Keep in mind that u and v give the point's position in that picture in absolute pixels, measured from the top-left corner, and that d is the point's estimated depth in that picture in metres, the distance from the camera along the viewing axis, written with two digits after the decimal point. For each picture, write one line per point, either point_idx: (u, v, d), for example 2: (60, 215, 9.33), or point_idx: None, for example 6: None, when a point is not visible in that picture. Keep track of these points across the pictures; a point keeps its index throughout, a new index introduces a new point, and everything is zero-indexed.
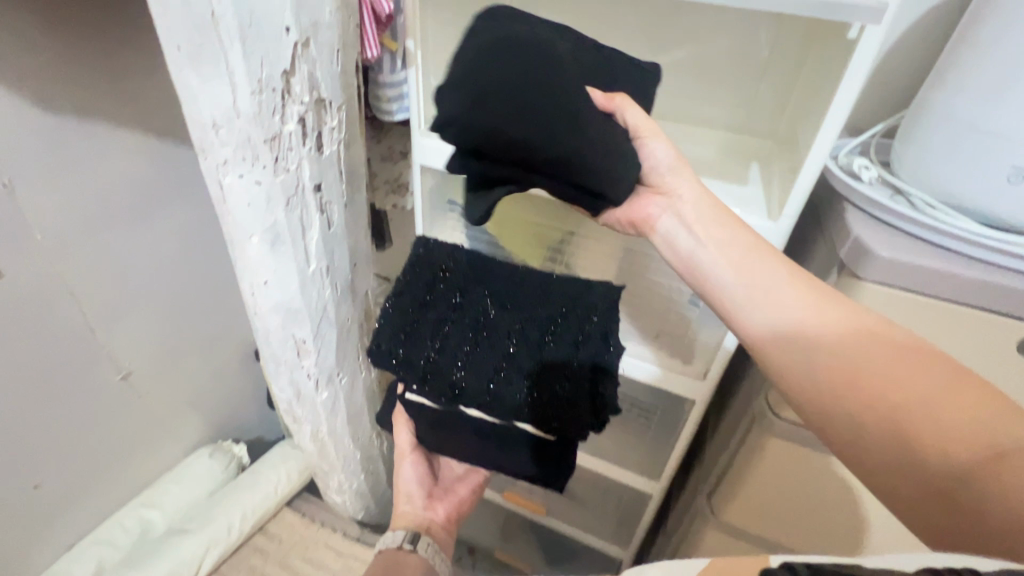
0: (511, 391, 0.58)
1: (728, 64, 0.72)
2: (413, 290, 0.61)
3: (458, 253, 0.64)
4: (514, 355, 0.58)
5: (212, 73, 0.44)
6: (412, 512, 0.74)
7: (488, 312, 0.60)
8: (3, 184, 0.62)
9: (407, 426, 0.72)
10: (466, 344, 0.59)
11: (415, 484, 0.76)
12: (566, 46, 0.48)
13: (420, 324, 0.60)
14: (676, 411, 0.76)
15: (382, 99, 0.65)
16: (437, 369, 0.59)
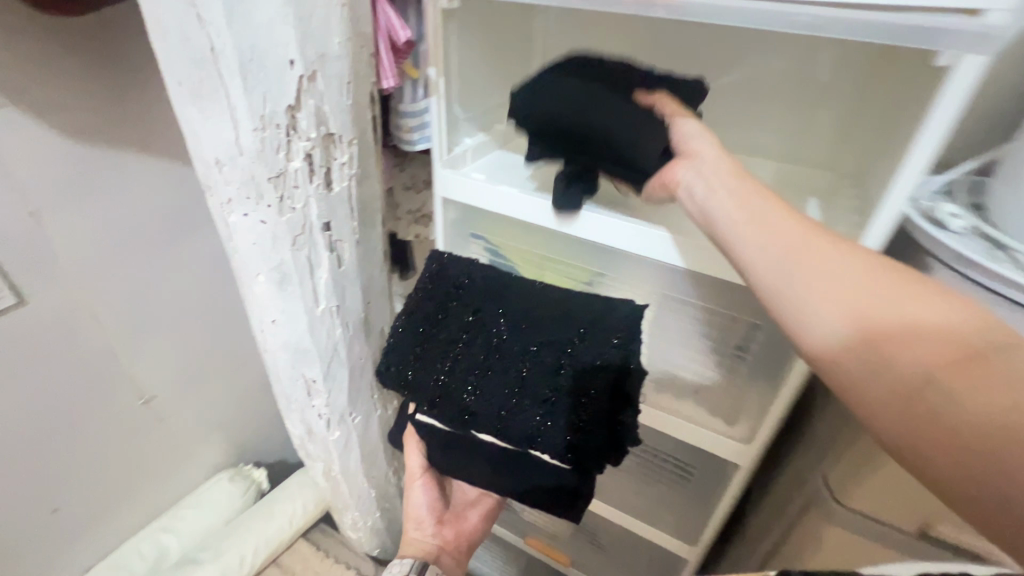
0: (523, 418, 0.51)
1: (781, 89, 0.65)
2: (426, 307, 0.58)
3: (475, 270, 0.59)
4: (527, 378, 0.53)
5: (213, 110, 0.41)
6: (421, 541, 0.67)
7: (501, 331, 0.55)
8: (30, 213, 0.62)
9: (418, 449, 0.66)
10: (476, 368, 0.54)
11: (425, 509, 0.69)
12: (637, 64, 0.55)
13: (431, 344, 0.57)
14: (717, 472, 0.68)
15: (403, 128, 0.62)
16: (448, 391, 0.54)
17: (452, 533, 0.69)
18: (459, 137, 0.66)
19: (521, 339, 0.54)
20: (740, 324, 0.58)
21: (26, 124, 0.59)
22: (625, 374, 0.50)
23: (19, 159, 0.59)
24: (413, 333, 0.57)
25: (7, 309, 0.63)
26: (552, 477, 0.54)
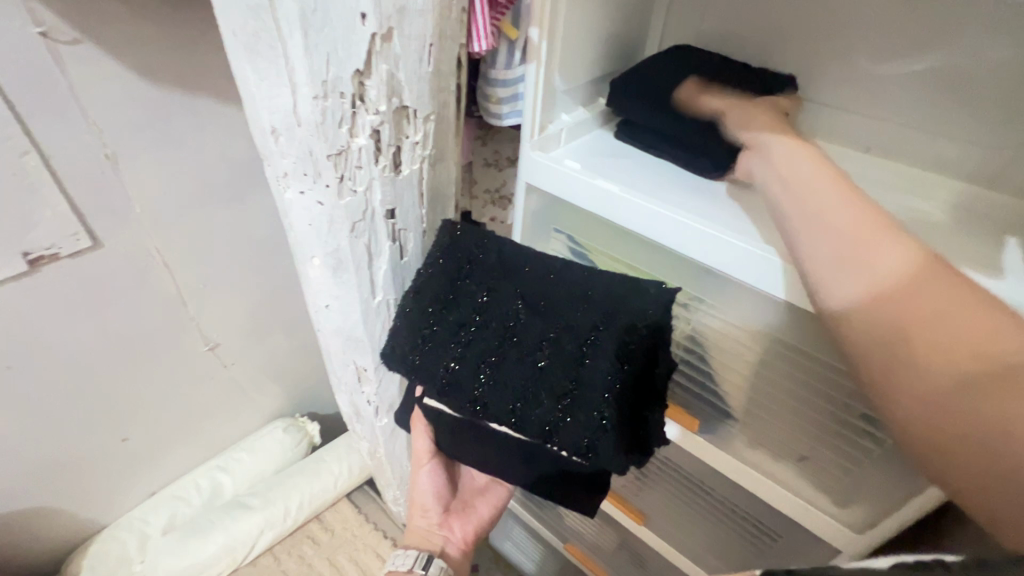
0: (541, 415, 0.41)
1: (997, 86, 0.49)
2: (432, 284, 0.45)
3: (490, 239, 0.46)
4: (544, 369, 0.42)
5: (270, 69, 0.34)
6: (425, 533, 0.56)
7: (518, 312, 0.43)
8: (107, 154, 0.60)
9: (426, 432, 0.53)
10: (490, 358, 0.43)
11: (431, 496, 0.57)
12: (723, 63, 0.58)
13: (439, 326, 0.44)
14: (807, 550, 0.58)
15: (492, 98, 0.52)
16: (457, 381, 0.43)
17: (460, 525, 0.58)
18: (556, 113, 0.56)
19: (541, 323, 0.42)
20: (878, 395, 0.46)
21: (104, 61, 0.56)
22: (652, 366, 0.41)
23: (96, 98, 0.57)
24: (417, 305, 0.45)
25: (82, 250, 0.63)
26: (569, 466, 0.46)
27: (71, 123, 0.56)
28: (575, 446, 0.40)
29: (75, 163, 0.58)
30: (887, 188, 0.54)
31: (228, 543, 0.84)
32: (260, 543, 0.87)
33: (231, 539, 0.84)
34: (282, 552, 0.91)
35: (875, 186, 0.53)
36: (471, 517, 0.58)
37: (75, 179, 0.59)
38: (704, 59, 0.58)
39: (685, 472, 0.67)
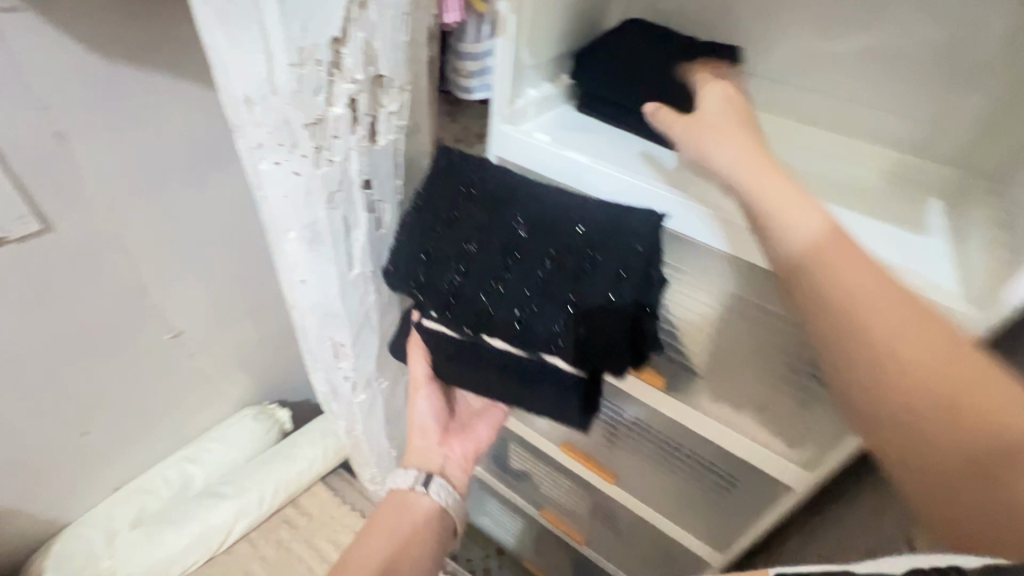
0: (544, 322, 0.43)
1: (924, 63, 0.54)
2: (436, 205, 0.47)
3: (488, 170, 0.48)
4: (545, 282, 0.44)
5: (244, 36, 0.34)
6: (426, 452, 0.58)
7: (518, 234, 0.46)
8: (54, 131, 0.57)
9: (423, 356, 0.55)
10: (491, 275, 0.45)
11: (429, 418, 0.59)
12: (678, 39, 0.61)
13: (443, 244, 0.46)
14: (762, 492, 0.63)
15: (460, 72, 0.54)
16: (462, 295, 0.45)
17: (458, 445, 0.60)
18: (523, 88, 0.57)
19: (542, 242, 0.45)
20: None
21: (47, 32, 0.53)
22: (647, 282, 0.43)
23: (39, 71, 0.54)
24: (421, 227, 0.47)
25: (31, 234, 0.60)
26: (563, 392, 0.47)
27: (13, 97, 0.53)
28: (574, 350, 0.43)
29: (20, 141, 0.55)
30: (830, 156, 0.58)
31: (202, 532, 0.83)
32: (236, 530, 0.86)
33: (205, 528, 0.83)
34: (259, 538, 0.90)
35: (820, 157, 0.58)
36: (469, 437, 0.61)
37: (21, 158, 0.56)
38: (662, 36, 0.62)
39: (650, 429, 0.72)
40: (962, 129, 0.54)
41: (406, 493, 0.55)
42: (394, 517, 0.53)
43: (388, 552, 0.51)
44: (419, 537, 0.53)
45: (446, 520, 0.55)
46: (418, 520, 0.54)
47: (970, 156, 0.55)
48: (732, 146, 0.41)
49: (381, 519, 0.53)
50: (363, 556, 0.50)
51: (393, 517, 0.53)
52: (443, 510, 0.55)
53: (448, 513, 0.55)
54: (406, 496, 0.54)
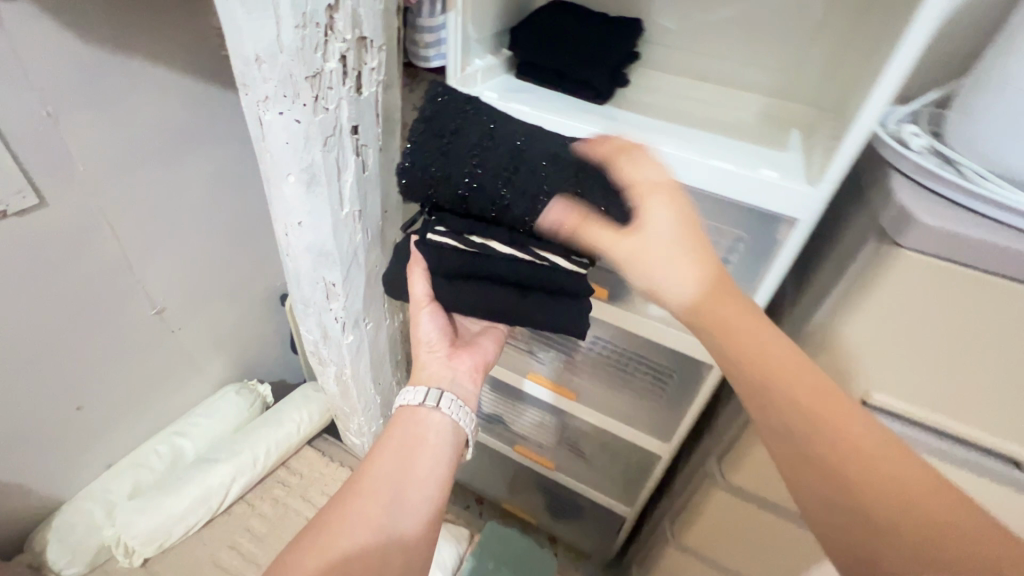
0: (555, 211, 0.50)
1: (776, 26, 0.70)
2: (442, 116, 0.52)
3: (476, 98, 0.54)
4: (555, 176, 0.50)
5: (258, 5, 0.43)
6: (435, 365, 0.65)
7: (519, 139, 0.51)
8: (48, 113, 0.63)
9: (423, 275, 0.62)
10: (504, 168, 0.50)
11: (435, 333, 0.65)
12: (592, 13, 0.75)
13: (455, 142, 0.51)
14: (692, 373, 0.79)
15: (420, 44, 0.64)
16: (479, 189, 0.50)
17: (466, 357, 0.68)
18: (471, 58, 0.68)
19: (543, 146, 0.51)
20: (727, 236, 0.65)
21: (40, 20, 0.59)
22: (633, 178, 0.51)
23: (34, 57, 0.60)
24: (433, 132, 0.52)
25: (29, 209, 0.65)
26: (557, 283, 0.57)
27: (12, 79, 0.59)
28: (588, 234, 0.50)
29: (17, 120, 0.61)
30: (716, 103, 0.74)
31: (202, 494, 0.88)
32: (233, 491, 0.92)
33: (204, 490, 0.88)
34: (255, 498, 0.96)
35: (709, 103, 0.73)
36: (475, 348, 0.70)
37: (19, 137, 0.61)
38: (580, 10, 0.75)
39: (607, 343, 0.87)
40: (807, 75, 0.71)
41: (416, 408, 0.62)
42: (405, 429, 0.61)
43: (401, 454, 0.58)
44: (429, 443, 0.60)
45: (457, 430, 0.63)
46: (427, 429, 0.61)
47: (815, 95, 0.72)
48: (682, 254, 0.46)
49: (393, 432, 0.60)
50: (379, 460, 0.57)
51: (405, 428, 0.60)
52: (452, 422, 0.62)
53: (460, 423, 0.63)
54: (417, 411, 0.62)
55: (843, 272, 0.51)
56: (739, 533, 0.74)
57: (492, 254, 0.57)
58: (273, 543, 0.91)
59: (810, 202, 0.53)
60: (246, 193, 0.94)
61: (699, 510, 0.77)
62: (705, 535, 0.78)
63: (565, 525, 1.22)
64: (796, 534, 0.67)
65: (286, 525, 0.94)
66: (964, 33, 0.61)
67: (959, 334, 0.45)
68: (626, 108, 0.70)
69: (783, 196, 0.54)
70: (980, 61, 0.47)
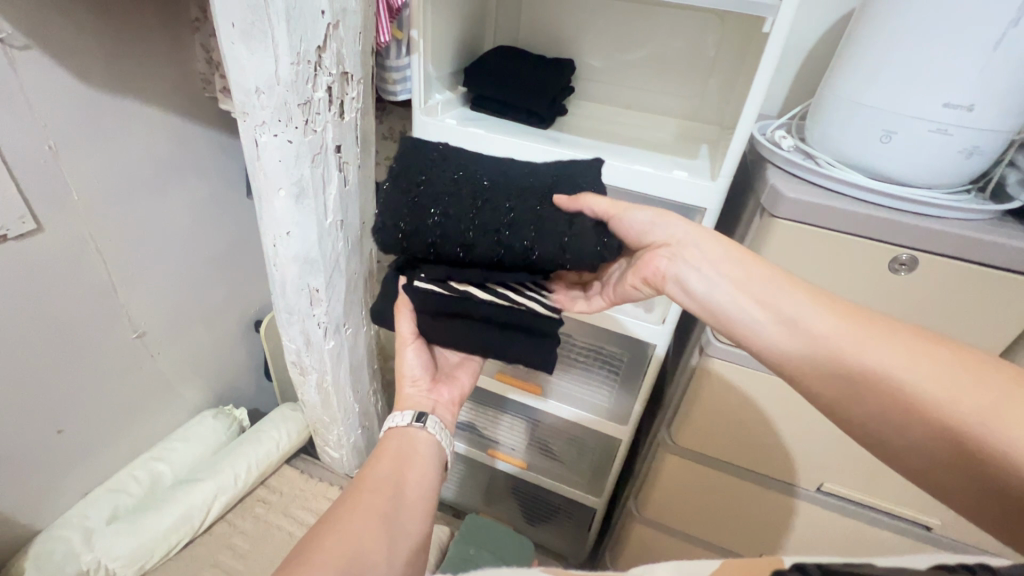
0: (518, 241, 0.53)
1: (679, 63, 0.86)
2: (408, 169, 0.58)
3: (440, 152, 0.60)
4: (518, 208, 0.54)
5: (259, 46, 0.53)
6: (418, 396, 0.73)
7: (484, 181, 0.57)
8: (50, 146, 0.69)
9: (410, 314, 0.71)
10: (466, 211, 0.54)
11: (418, 369, 0.74)
12: (532, 55, 0.89)
13: (422, 192, 0.56)
14: (639, 359, 0.92)
15: (389, 80, 0.76)
16: (444, 232, 0.54)
17: (445, 390, 0.76)
18: (432, 93, 0.80)
19: (504, 187, 0.56)
20: None
21: (49, 64, 0.67)
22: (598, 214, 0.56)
23: (41, 95, 0.67)
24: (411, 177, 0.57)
25: (27, 234, 0.70)
26: (530, 318, 0.62)
27: (21, 115, 0.66)
28: (551, 249, 0.53)
29: (24, 151, 0.67)
30: (639, 126, 0.89)
31: (184, 513, 0.89)
32: (214, 509, 0.93)
33: (186, 508, 0.90)
34: (235, 517, 0.97)
35: (633, 126, 0.88)
36: (452, 382, 0.78)
37: (22, 165, 0.67)
38: (522, 52, 0.89)
39: (574, 341, 0.99)
40: (708, 101, 0.87)
41: (405, 429, 0.70)
42: (400, 444, 0.69)
43: (398, 461, 0.66)
44: (421, 455, 0.69)
45: (440, 447, 0.71)
46: (417, 446, 0.69)
47: (715, 116, 0.88)
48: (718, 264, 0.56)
49: (388, 444, 0.68)
50: (377, 466, 0.65)
51: (399, 442, 0.69)
52: (437, 443, 0.71)
53: (442, 444, 0.71)
54: (406, 431, 0.70)
55: (741, 245, 0.64)
56: (693, 491, 0.83)
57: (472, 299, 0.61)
58: (255, 558, 0.92)
59: (713, 192, 0.67)
60: (224, 221, 1.01)
61: (659, 480, 0.85)
62: (665, 503, 0.87)
63: (540, 528, 1.27)
64: (736, 481, 0.79)
65: (269, 539, 0.95)
66: (822, 62, 0.78)
67: (828, 281, 0.58)
68: (565, 131, 0.84)
69: (694, 189, 0.67)
70: (822, 82, 0.62)
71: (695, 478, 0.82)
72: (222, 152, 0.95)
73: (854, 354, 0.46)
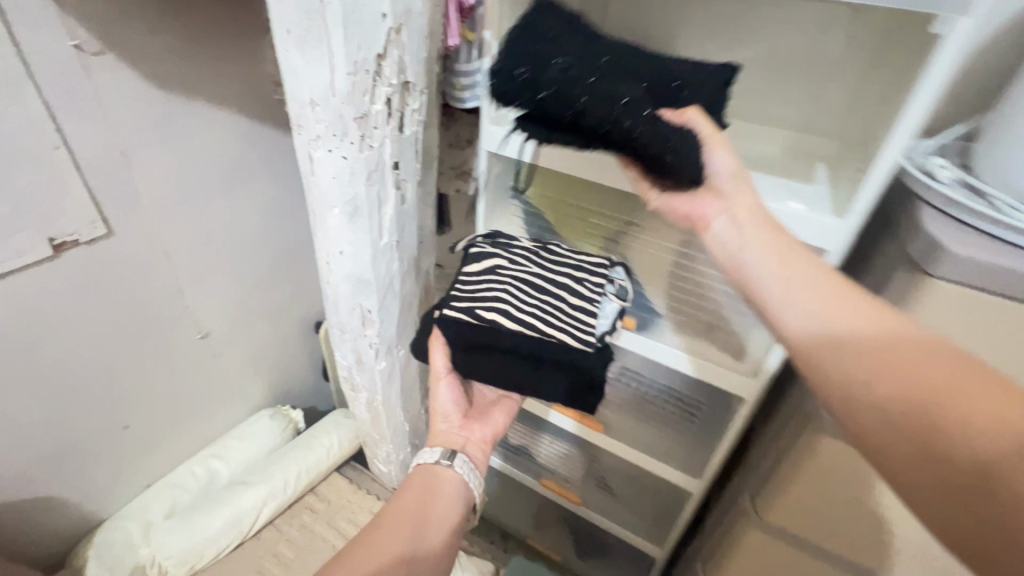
0: (631, 116, 0.45)
1: (795, 64, 0.72)
2: (531, 29, 0.50)
3: (574, 23, 0.51)
4: (627, 91, 0.47)
5: (315, 55, 0.48)
6: (449, 433, 0.69)
7: (612, 59, 0.49)
8: (122, 152, 0.69)
9: (444, 350, 0.65)
10: (587, 76, 0.46)
11: (451, 404, 0.70)
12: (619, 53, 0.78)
13: (545, 51, 0.48)
14: (721, 408, 0.80)
15: (457, 87, 0.69)
16: (556, 93, 0.47)
17: (477, 428, 0.71)
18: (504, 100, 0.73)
19: (634, 70, 0.48)
20: None
21: (123, 69, 0.66)
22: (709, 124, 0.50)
23: (115, 102, 0.66)
24: (523, 38, 0.49)
25: (98, 238, 0.71)
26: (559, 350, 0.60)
27: (96, 122, 0.65)
28: (656, 145, 0.45)
29: (98, 157, 0.67)
30: (740, 139, 0.76)
31: (235, 516, 0.90)
32: (264, 515, 0.93)
33: (236, 512, 0.90)
34: (283, 523, 0.97)
35: (732, 139, 0.76)
36: (487, 420, 0.73)
37: (95, 170, 0.67)
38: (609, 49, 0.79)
39: (644, 377, 0.87)
40: (829, 111, 0.73)
41: (432, 466, 0.66)
42: (424, 481, 0.65)
43: (422, 499, 0.62)
44: (446, 494, 0.64)
45: (467, 490, 0.66)
46: (443, 484, 0.65)
47: (837, 130, 0.73)
48: (746, 222, 0.50)
49: (413, 481, 0.64)
50: (403, 502, 0.61)
51: (423, 479, 0.65)
52: (464, 483, 0.66)
53: (469, 484, 0.66)
54: (432, 468, 0.66)
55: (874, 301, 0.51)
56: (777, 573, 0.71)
57: (498, 329, 0.60)
58: (298, 569, 0.91)
59: (839, 234, 0.54)
60: (288, 224, 0.99)
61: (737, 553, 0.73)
62: None
63: (592, 564, 1.17)
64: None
65: (314, 550, 0.94)
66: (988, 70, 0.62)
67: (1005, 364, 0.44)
68: None
69: (813, 227, 0.55)
70: (1006, 96, 0.48)
71: (782, 559, 0.69)
72: (290, 155, 0.93)
73: (854, 322, 0.42)
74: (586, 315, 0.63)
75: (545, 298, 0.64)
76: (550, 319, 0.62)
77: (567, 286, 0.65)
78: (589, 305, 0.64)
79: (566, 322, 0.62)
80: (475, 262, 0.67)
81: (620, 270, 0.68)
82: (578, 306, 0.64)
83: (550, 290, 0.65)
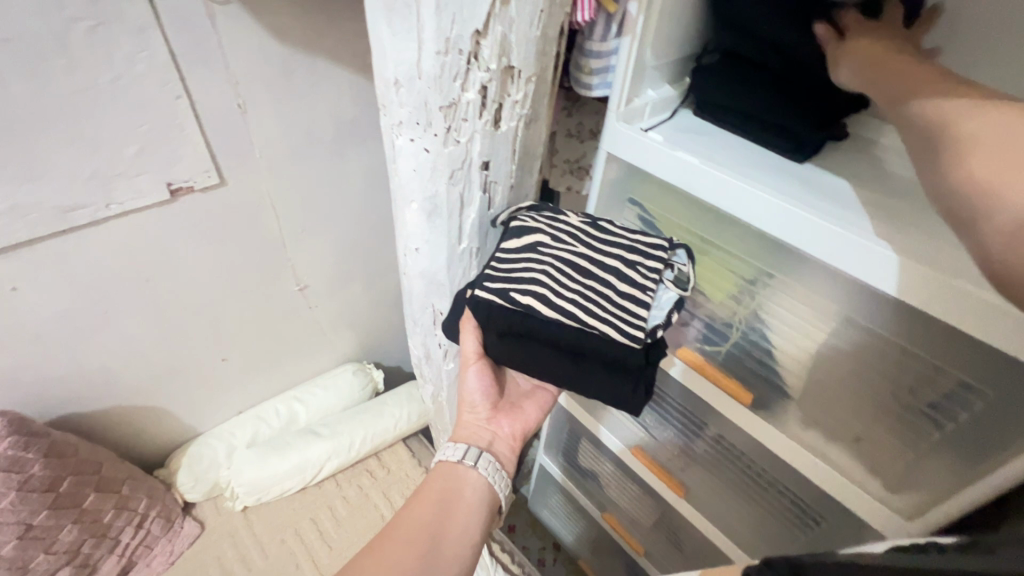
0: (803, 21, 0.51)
1: None
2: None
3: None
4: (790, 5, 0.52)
5: (404, 28, 0.39)
6: (474, 427, 0.62)
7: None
8: (240, 105, 0.69)
9: (474, 333, 0.54)
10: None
11: (478, 394, 0.61)
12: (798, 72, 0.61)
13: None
14: (853, 538, 0.62)
15: (584, 70, 0.57)
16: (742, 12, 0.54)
17: (506, 423, 0.63)
18: (643, 88, 0.59)
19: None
20: (964, 390, 0.50)
21: (247, 22, 0.64)
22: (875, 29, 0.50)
23: (238, 51, 0.65)
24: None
25: (211, 186, 0.73)
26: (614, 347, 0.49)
27: (216, 74, 0.65)
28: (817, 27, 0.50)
29: (216, 110, 0.67)
30: None
31: (301, 463, 0.94)
32: (327, 468, 0.97)
33: (303, 460, 0.94)
34: (343, 479, 1.00)
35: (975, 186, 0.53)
36: (517, 414, 0.65)
37: (213, 122, 0.68)
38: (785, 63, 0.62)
39: (738, 454, 0.73)
40: None
41: (454, 465, 0.58)
42: (442, 484, 0.57)
43: (438, 507, 0.54)
44: (466, 503, 0.56)
45: (492, 491, 0.59)
46: (464, 488, 0.57)
47: None
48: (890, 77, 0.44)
49: (432, 481, 0.57)
50: (418, 510, 0.54)
51: (443, 482, 0.57)
52: (488, 484, 0.58)
53: (494, 487, 0.59)
54: (454, 467, 0.58)
55: None
56: None
57: (535, 318, 0.49)
58: (346, 529, 0.93)
59: None
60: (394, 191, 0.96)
61: None
62: None
63: None
64: None
65: (364, 515, 0.96)
66: None
67: None
68: (830, 175, 0.56)
69: None
70: None
71: None
72: None
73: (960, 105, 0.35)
74: (637, 305, 0.50)
75: (591, 284, 0.50)
76: (592, 309, 0.49)
77: (617, 269, 0.51)
78: (644, 295, 0.50)
79: (613, 314, 0.49)
80: (514, 236, 0.53)
81: (682, 251, 0.53)
82: (630, 296, 0.50)
83: (598, 273, 0.51)
